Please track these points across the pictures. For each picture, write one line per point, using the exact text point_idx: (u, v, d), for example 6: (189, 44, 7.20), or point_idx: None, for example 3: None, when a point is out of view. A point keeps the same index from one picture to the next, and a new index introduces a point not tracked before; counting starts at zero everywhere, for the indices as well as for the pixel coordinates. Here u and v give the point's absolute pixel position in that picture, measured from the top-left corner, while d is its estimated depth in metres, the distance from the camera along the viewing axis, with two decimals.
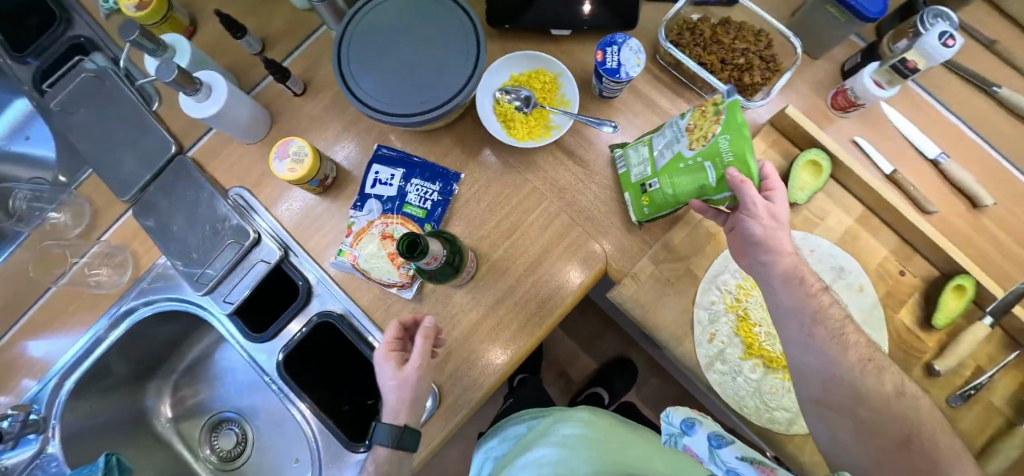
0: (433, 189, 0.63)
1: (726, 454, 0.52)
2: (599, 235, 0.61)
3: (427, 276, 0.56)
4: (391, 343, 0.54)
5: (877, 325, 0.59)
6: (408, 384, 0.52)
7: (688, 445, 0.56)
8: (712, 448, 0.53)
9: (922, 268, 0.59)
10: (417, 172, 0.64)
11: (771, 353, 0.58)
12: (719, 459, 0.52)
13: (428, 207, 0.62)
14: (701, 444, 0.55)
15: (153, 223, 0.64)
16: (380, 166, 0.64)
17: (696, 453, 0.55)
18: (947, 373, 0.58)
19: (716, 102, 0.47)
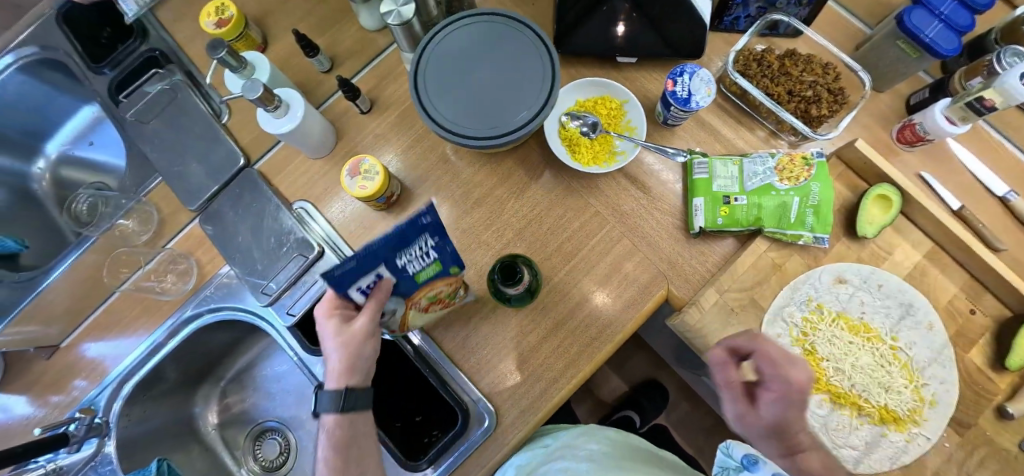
0: (429, 245, 0.47)
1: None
2: (664, 263, 0.61)
3: (503, 298, 0.60)
4: (330, 302, 0.50)
5: (948, 365, 0.57)
6: (352, 340, 0.48)
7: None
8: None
9: (992, 307, 0.58)
10: (387, 254, 0.45)
11: (840, 388, 0.56)
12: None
13: (439, 259, 0.49)
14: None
15: (214, 231, 0.65)
16: (352, 285, 0.46)
17: None
18: (1020, 418, 0.56)
19: (806, 157, 0.60)
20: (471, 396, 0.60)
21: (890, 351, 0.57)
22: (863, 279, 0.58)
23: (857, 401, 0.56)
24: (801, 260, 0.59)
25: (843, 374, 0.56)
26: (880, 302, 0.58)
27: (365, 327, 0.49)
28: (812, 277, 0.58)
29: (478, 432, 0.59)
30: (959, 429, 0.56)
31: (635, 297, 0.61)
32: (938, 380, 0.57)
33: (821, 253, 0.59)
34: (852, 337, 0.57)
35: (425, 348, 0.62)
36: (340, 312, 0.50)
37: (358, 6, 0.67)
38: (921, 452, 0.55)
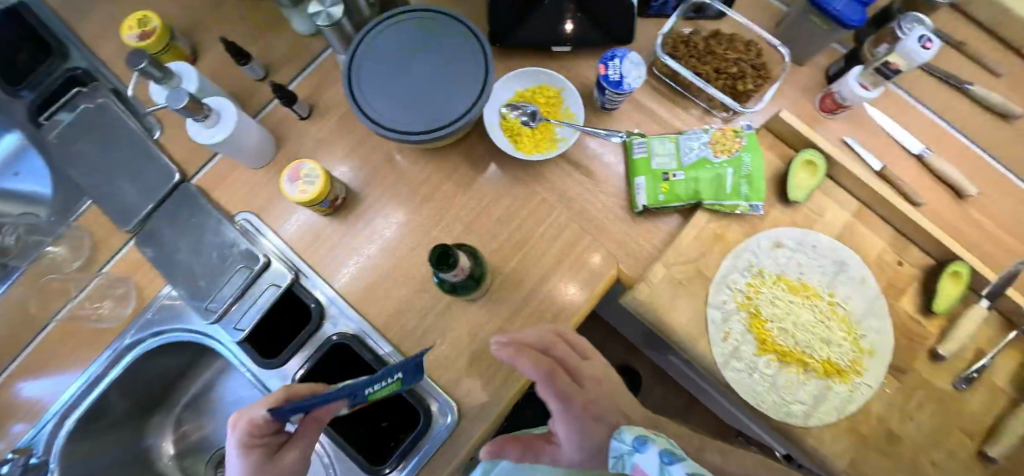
0: (393, 376, 0.42)
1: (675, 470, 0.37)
2: (612, 244, 0.63)
3: (449, 289, 0.57)
4: (253, 433, 0.43)
5: (883, 315, 0.60)
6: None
7: (637, 466, 0.40)
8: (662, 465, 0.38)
9: (917, 258, 0.62)
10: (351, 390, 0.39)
11: (785, 347, 0.58)
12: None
13: (402, 381, 0.44)
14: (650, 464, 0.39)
15: (154, 253, 0.63)
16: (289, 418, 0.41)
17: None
18: (950, 358, 0.60)
19: (736, 130, 0.62)
20: (433, 393, 0.60)
21: (829, 307, 0.60)
22: (798, 242, 0.61)
23: (803, 358, 0.58)
24: (741, 229, 0.62)
25: (787, 334, 0.59)
26: (816, 262, 0.61)
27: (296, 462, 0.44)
28: (752, 244, 0.61)
29: (443, 429, 0.59)
30: (897, 375, 0.60)
31: (587, 279, 0.62)
32: (874, 331, 0.60)
33: (759, 220, 0.62)
34: (792, 297, 0.60)
35: (383, 351, 0.61)
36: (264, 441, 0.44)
37: (288, 11, 0.66)
38: (865, 400, 0.59)
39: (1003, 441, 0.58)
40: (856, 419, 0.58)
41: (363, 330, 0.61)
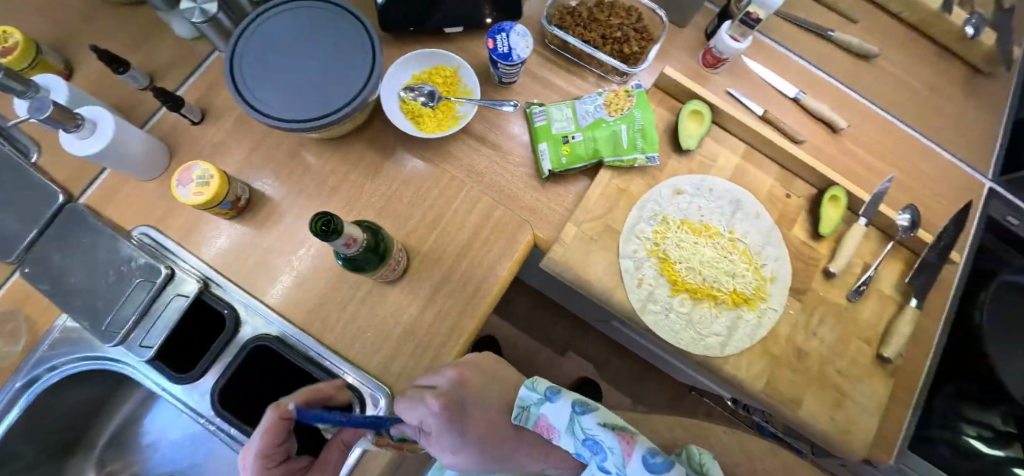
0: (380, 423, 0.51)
1: (588, 421, 0.52)
2: (526, 211, 0.65)
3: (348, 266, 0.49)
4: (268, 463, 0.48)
5: (778, 244, 0.65)
6: None
7: (545, 415, 0.54)
8: (575, 415, 0.52)
9: (803, 189, 0.68)
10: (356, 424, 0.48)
11: (695, 284, 0.62)
12: (580, 427, 0.52)
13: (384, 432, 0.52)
14: (561, 414, 0.53)
15: (50, 286, 0.58)
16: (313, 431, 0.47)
17: (550, 420, 0.53)
18: (841, 274, 0.66)
19: (627, 90, 0.66)
20: (370, 386, 0.59)
21: (730, 243, 0.64)
22: (696, 187, 0.65)
23: (713, 293, 0.62)
24: (642, 181, 0.65)
25: (695, 271, 0.62)
26: (714, 204, 0.65)
27: None
28: (654, 194, 0.64)
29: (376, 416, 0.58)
30: (797, 296, 0.65)
31: (504, 248, 0.63)
32: (773, 259, 0.65)
33: (658, 171, 0.65)
34: (697, 238, 0.63)
35: (307, 346, 0.60)
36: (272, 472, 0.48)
37: (166, 15, 0.64)
38: (772, 324, 0.63)
39: (894, 342, 0.64)
40: (768, 342, 0.63)
41: (284, 329, 0.60)
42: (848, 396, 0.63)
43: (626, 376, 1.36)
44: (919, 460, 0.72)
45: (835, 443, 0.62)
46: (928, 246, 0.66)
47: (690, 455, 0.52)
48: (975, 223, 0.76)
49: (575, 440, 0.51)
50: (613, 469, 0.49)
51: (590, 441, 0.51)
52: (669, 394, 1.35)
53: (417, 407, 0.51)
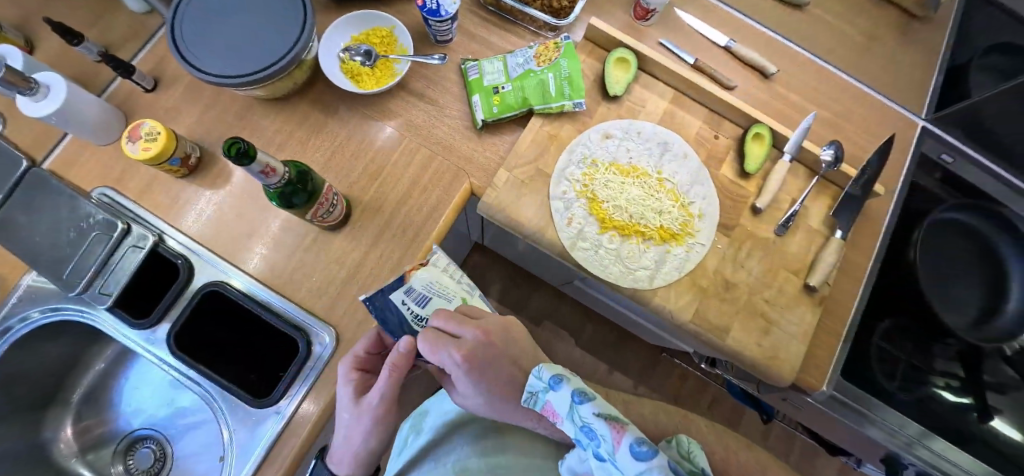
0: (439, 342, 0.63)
1: (585, 410, 0.48)
2: (462, 161, 0.68)
3: (274, 200, 0.53)
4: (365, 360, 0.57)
5: (706, 183, 0.68)
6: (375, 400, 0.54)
7: (551, 402, 0.52)
8: (574, 404, 0.49)
9: (731, 130, 0.70)
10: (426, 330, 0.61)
11: (622, 221, 0.65)
12: (578, 415, 0.48)
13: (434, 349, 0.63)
14: (564, 401, 0.50)
15: (20, 250, 0.61)
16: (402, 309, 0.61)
17: (556, 409, 0.51)
18: (769, 210, 0.69)
19: (556, 42, 0.69)
20: (316, 327, 0.63)
21: (658, 183, 0.67)
22: (624, 131, 0.68)
23: (640, 229, 0.65)
24: (572, 128, 0.68)
25: (622, 209, 0.65)
26: (642, 146, 0.68)
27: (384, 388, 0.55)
28: (583, 139, 0.67)
29: (323, 354, 0.62)
30: (726, 231, 0.68)
31: (442, 195, 0.67)
32: (700, 197, 0.68)
33: (587, 117, 0.68)
34: (624, 178, 0.67)
35: (257, 292, 0.64)
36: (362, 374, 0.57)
37: None
38: (700, 257, 0.66)
39: (819, 271, 0.67)
40: (696, 275, 0.66)
41: (235, 277, 0.64)
42: (775, 323, 0.66)
43: (601, 341, 1.40)
44: (888, 410, 0.75)
45: (763, 369, 0.65)
46: (851, 180, 0.69)
47: (678, 442, 0.48)
48: (906, 161, 0.78)
49: (574, 427, 0.48)
50: (607, 457, 0.45)
51: (586, 428, 0.47)
52: (643, 357, 1.39)
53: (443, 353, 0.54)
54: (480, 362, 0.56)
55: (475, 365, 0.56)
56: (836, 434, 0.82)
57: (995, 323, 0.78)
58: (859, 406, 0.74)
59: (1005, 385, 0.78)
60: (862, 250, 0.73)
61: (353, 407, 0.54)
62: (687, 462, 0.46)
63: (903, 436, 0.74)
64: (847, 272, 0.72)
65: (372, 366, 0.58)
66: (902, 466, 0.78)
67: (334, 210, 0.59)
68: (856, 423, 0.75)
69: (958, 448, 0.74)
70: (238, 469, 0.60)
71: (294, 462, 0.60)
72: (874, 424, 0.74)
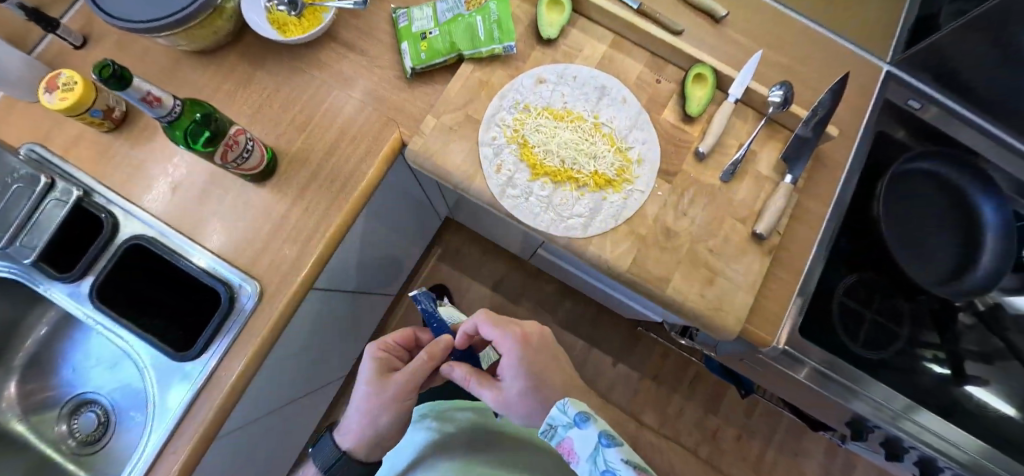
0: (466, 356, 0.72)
1: (612, 455, 0.51)
2: (392, 111, 0.66)
3: (173, 138, 0.52)
4: (389, 349, 0.70)
5: (646, 128, 0.65)
6: (395, 384, 0.64)
7: (571, 437, 0.55)
8: (600, 445, 0.52)
9: (674, 74, 0.67)
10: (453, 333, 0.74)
11: (554, 167, 0.62)
12: (603, 459, 0.51)
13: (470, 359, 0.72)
14: (588, 440, 0.53)
15: None
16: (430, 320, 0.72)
17: (576, 445, 0.54)
18: (713, 155, 0.65)
19: None
20: (239, 282, 0.61)
21: (594, 127, 0.65)
22: (559, 75, 0.66)
23: (573, 175, 0.63)
24: (504, 73, 0.65)
25: (553, 154, 0.63)
26: (578, 90, 0.65)
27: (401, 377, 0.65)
28: (515, 83, 0.65)
29: (245, 307, 0.61)
30: (667, 178, 0.64)
31: (371, 145, 0.65)
32: (640, 142, 0.65)
33: (520, 63, 0.66)
34: (558, 123, 0.64)
35: (181, 246, 0.63)
36: (385, 362, 0.68)
37: None
38: (638, 205, 0.63)
39: (766, 218, 0.63)
40: (634, 223, 0.62)
41: (159, 230, 0.63)
42: (720, 273, 0.63)
43: (578, 319, 1.36)
44: (876, 384, 0.70)
45: (706, 321, 0.62)
46: (801, 121, 0.65)
47: None
48: (869, 107, 0.74)
49: (596, 468, 0.52)
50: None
51: (609, 471, 0.50)
52: (622, 335, 1.36)
53: (507, 327, 0.64)
54: (532, 346, 0.65)
55: (527, 346, 0.65)
56: (810, 403, 0.77)
57: (966, 279, 0.75)
58: (845, 381, 0.69)
59: (991, 355, 0.74)
60: (818, 199, 0.69)
61: (376, 383, 0.65)
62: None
63: (889, 410, 0.69)
64: (801, 222, 0.68)
65: (395, 355, 0.70)
66: (870, 431, 0.73)
67: (249, 156, 0.57)
68: (842, 397, 0.70)
69: (947, 421, 0.70)
70: (159, 424, 0.59)
71: (215, 415, 0.59)
72: (860, 398, 0.69)
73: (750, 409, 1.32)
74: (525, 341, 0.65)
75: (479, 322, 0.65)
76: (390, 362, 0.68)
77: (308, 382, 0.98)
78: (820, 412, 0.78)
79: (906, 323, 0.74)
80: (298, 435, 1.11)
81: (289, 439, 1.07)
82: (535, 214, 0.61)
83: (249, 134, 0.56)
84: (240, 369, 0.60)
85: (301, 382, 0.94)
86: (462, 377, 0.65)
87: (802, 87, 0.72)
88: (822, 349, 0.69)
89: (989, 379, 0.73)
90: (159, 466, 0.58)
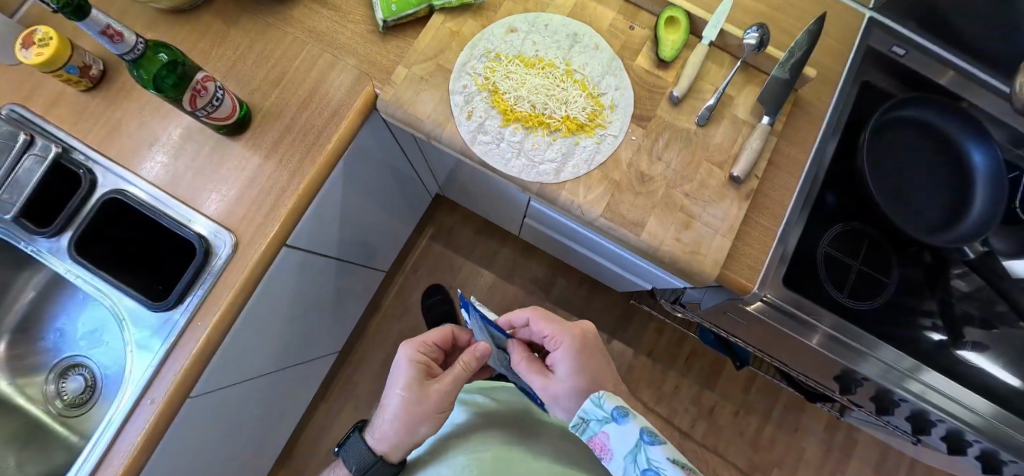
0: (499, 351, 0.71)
1: (655, 453, 0.48)
2: (365, 64, 0.67)
3: (142, 82, 0.52)
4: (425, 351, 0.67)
5: (619, 74, 0.65)
6: (435, 390, 0.62)
7: (606, 431, 0.52)
8: (641, 443, 0.49)
9: (647, 21, 0.67)
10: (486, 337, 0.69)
11: (525, 113, 0.63)
12: (646, 456, 0.48)
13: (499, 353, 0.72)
14: (627, 435, 0.51)
15: None
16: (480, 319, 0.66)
17: (612, 440, 0.52)
18: (688, 100, 0.64)
19: None
20: (216, 233, 0.62)
21: (566, 74, 0.66)
22: (530, 24, 0.67)
23: (544, 120, 0.63)
24: (475, 23, 0.66)
25: (524, 101, 0.64)
26: (549, 39, 0.66)
27: (440, 384, 0.63)
28: (486, 33, 0.66)
29: (220, 257, 0.61)
30: (641, 123, 0.63)
31: (345, 97, 0.65)
32: (613, 88, 0.65)
33: (491, 12, 0.67)
34: (530, 70, 0.65)
35: (159, 199, 0.63)
36: (423, 365, 0.65)
37: None
38: (611, 150, 0.62)
39: (742, 159, 0.61)
40: (607, 168, 0.62)
41: (138, 184, 0.64)
42: (697, 218, 0.62)
43: (572, 297, 1.35)
44: (885, 346, 0.68)
45: (682, 264, 0.60)
46: (777, 63, 0.63)
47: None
48: (852, 53, 0.73)
49: (634, 466, 0.49)
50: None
51: (651, 470, 0.48)
52: (617, 311, 1.34)
53: (556, 323, 0.65)
54: (586, 343, 0.64)
55: (579, 346, 0.63)
56: (805, 364, 0.75)
57: (959, 226, 0.72)
58: (856, 345, 0.67)
59: (998, 317, 0.72)
60: (798, 144, 0.68)
61: (414, 388, 0.62)
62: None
63: (897, 371, 0.67)
64: (782, 168, 0.67)
65: (430, 360, 0.67)
66: (859, 385, 0.71)
67: (220, 103, 0.56)
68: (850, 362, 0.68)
69: (952, 381, 0.68)
70: (135, 374, 0.59)
71: (189, 365, 0.59)
72: (868, 360, 0.67)
73: (748, 385, 1.30)
74: (576, 340, 0.63)
75: (529, 316, 0.67)
76: (428, 365, 0.66)
77: (296, 353, 0.98)
78: (822, 378, 0.77)
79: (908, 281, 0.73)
80: (291, 409, 1.12)
81: (281, 413, 1.07)
82: (508, 159, 0.62)
83: (220, 82, 0.56)
84: (217, 320, 0.60)
85: (289, 352, 0.94)
86: (515, 357, 0.65)
87: (781, 34, 0.71)
88: (834, 315, 0.68)
89: (995, 338, 0.71)
90: (135, 417, 0.58)
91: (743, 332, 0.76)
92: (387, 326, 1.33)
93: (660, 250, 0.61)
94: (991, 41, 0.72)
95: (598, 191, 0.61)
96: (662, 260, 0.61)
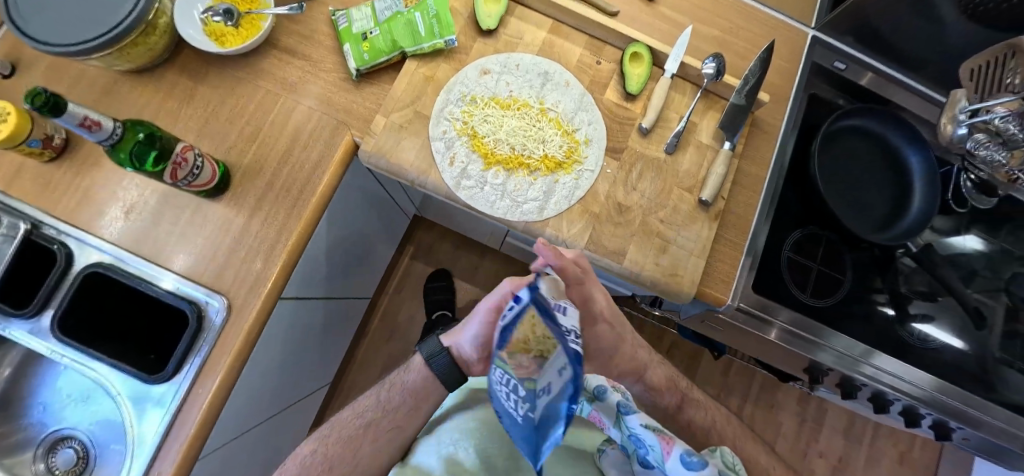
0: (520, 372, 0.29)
1: (632, 421, 0.50)
2: (342, 113, 0.67)
3: (122, 162, 0.52)
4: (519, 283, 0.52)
5: (590, 109, 0.68)
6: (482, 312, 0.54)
7: (596, 411, 0.55)
8: (621, 414, 0.51)
9: (611, 56, 0.70)
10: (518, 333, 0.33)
11: (505, 156, 0.66)
12: (626, 425, 0.50)
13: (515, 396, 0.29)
14: (609, 411, 0.53)
15: None
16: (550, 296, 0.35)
17: (601, 419, 0.54)
18: (656, 130, 0.68)
19: None
20: (206, 297, 0.61)
21: (540, 112, 0.68)
22: (502, 65, 0.69)
23: (524, 160, 0.66)
24: (449, 66, 0.68)
25: (502, 143, 0.66)
26: (522, 78, 0.69)
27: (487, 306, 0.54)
28: (460, 76, 0.67)
29: (213, 321, 0.61)
30: (614, 156, 0.67)
31: (324, 150, 0.66)
32: (586, 123, 0.68)
33: (463, 55, 0.68)
34: (504, 112, 0.68)
35: (140, 268, 0.62)
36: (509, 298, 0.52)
37: None
38: (590, 184, 0.66)
39: (709, 184, 0.66)
40: (587, 202, 0.65)
41: (116, 256, 0.62)
42: (672, 242, 0.66)
43: None
44: (838, 335, 0.74)
45: (664, 287, 0.65)
46: (734, 90, 0.69)
47: (722, 454, 0.49)
48: (800, 71, 0.78)
49: (622, 436, 0.51)
50: (656, 465, 0.47)
51: (634, 437, 0.49)
52: None
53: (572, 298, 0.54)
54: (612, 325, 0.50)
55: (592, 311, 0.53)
56: (775, 358, 0.81)
57: (900, 223, 0.79)
58: (813, 337, 0.73)
59: (935, 293, 0.80)
60: (758, 162, 0.73)
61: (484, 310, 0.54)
62: (732, 472, 0.47)
63: (851, 356, 0.74)
64: (746, 186, 0.72)
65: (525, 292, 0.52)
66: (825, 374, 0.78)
67: (201, 172, 0.56)
68: (806, 351, 0.74)
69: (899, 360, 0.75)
70: (137, 451, 0.59)
71: (195, 433, 0.59)
72: (824, 349, 0.73)
73: (726, 369, 1.39)
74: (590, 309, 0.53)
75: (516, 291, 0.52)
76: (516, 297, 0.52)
77: (289, 393, 0.98)
78: (789, 366, 0.83)
79: (862, 276, 0.80)
80: (287, 446, 1.11)
81: (279, 452, 1.07)
82: (493, 199, 0.64)
83: (199, 150, 0.56)
84: (217, 386, 0.60)
85: (282, 394, 0.94)
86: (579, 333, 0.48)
87: (735, 58, 0.76)
88: (790, 310, 0.73)
89: (938, 315, 0.80)
90: None
91: (714, 332, 0.80)
92: (376, 346, 1.34)
93: (643, 274, 0.65)
94: (921, 52, 0.79)
95: (581, 223, 0.64)
96: (645, 283, 0.65)
